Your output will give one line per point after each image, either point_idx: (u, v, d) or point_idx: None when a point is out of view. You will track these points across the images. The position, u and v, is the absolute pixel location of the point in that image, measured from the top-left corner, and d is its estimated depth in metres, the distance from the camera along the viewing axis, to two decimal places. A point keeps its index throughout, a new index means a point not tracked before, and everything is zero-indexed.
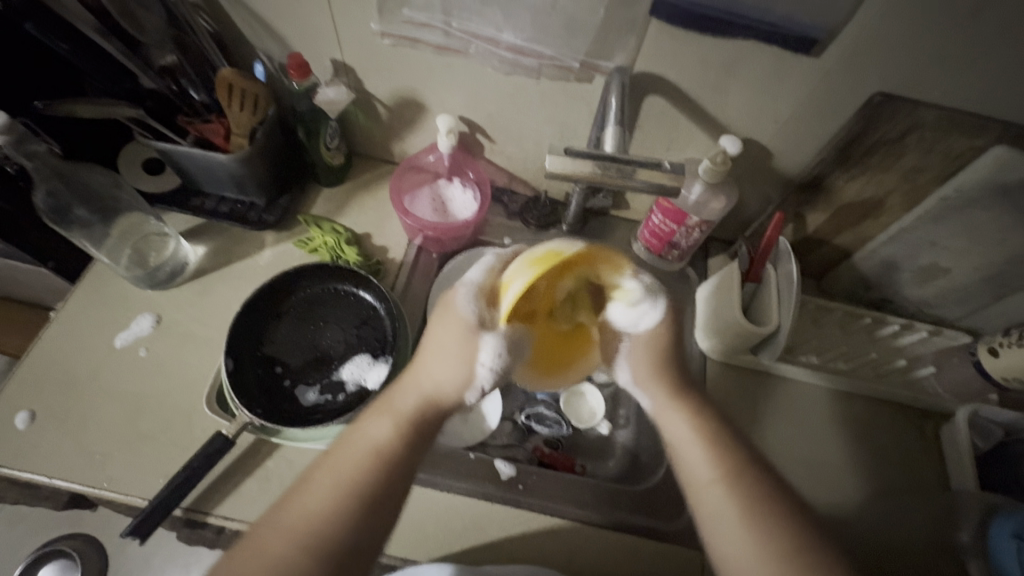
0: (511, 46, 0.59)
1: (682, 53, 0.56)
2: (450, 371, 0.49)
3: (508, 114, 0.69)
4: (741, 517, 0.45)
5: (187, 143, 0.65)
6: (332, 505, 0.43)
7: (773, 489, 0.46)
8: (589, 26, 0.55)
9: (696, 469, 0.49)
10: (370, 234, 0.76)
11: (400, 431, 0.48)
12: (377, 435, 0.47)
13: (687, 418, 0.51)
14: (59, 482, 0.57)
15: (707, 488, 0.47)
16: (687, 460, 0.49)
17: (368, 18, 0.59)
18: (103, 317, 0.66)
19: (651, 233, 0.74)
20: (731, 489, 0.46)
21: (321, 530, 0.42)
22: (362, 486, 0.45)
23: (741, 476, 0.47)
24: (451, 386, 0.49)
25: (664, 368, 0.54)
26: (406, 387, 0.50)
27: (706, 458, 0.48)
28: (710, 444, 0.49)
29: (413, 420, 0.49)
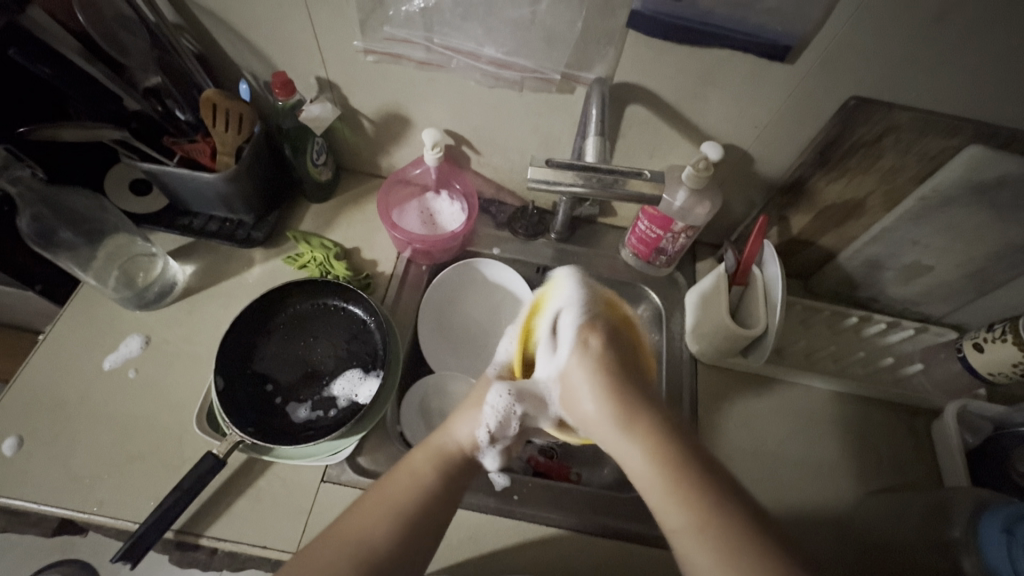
0: (492, 60, 0.60)
1: (661, 63, 0.57)
2: (465, 420, 0.54)
3: (492, 126, 0.69)
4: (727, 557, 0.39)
5: (173, 163, 0.65)
6: (379, 529, 0.45)
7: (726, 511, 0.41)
8: (568, 38, 0.56)
9: (667, 517, 0.43)
10: (359, 248, 0.76)
11: (438, 463, 0.51)
12: (417, 466, 0.50)
13: (638, 440, 0.47)
14: (48, 508, 0.56)
15: (683, 539, 0.41)
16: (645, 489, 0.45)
17: (351, 36, 0.60)
18: (92, 339, 0.66)
19: (638, 240, 0.74)
20: (706, 536, 0.40)
21: (367, 550, 0.44)
22: (406, 509, 0.47)
23: (717, 516, 0.41)
24: (465, 427, 0.53)
25: (613, 386, 0.50)
26: (445, 429, 0.54)
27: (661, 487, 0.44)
28: (678, 491, 0.43)
29: (449, 454, 0.52)
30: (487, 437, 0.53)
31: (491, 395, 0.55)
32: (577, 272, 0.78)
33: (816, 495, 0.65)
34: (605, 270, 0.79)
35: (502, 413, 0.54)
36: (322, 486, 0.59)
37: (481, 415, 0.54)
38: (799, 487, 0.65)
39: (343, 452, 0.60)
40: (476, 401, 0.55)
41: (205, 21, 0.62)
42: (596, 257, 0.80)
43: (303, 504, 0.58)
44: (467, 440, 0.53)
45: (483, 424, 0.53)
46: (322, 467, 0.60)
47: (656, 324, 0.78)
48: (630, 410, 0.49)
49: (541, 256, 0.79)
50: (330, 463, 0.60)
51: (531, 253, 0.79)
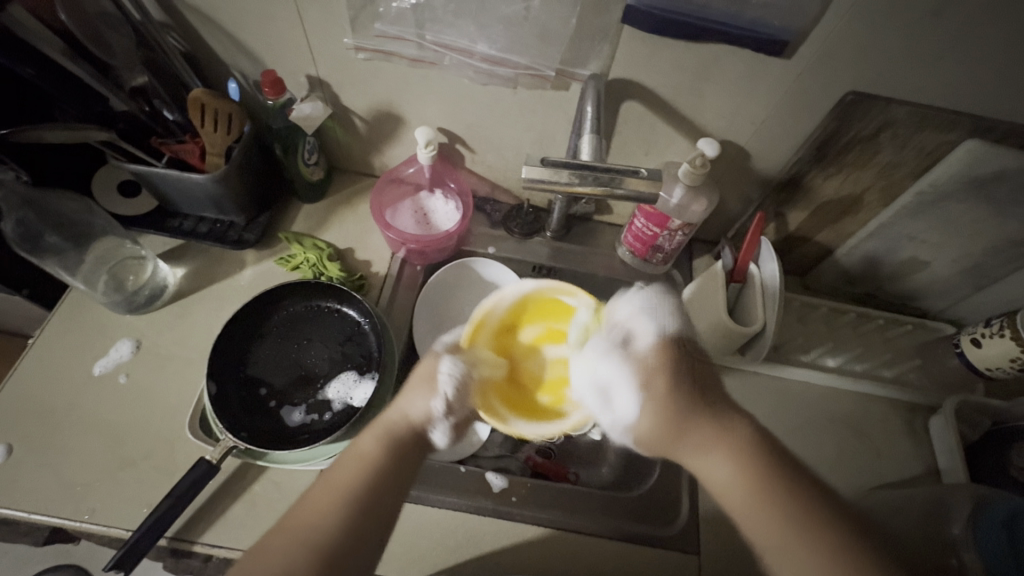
0: (485, 57, 0.59)
1: (657, 58, 0.56)
2: (416, 395, 0.51)
3: (486, 124, 0.68)
4: (827, 561, 0.41)
5: (162, 164, 0.64)
6: (326, 517, 0.44)
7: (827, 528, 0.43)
8: (562, 35, 0.55)
9: (755, 534, 0.45)
10: (353, 249, 0.75)
11: (386, 443, 0.49)
12: (364, 448, 0.48)
13: (734, 463, 0.47)
14: (39, 517, 0.55)
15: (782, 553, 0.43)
16: (739, 506, 0.46)
17: (342, 33, 0.59)
18: (81, 344, 0.64)
19: (635, 237, 0.74)
20: (803, 549, 0.42)
21: (314, 538, 0.43)
22: (352, 494, 0.45)
23: (810, 526, 0.43)
24: (417, 402, 0.50)
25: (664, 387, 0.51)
26: (391, 407, 0.51)
27: (761, 510, 0.45)
28: (762, 500, 0.45)
29: (398, 434, 0.49)
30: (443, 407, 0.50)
31: (442, 365, 0.52)
32: (574, 271, 0.78)
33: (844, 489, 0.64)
34: (602, 268, 0.78)
35: (457, 378, 0.51)
36: None
37: (434, 386, 0.51)
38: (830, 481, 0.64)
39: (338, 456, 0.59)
40: (421, 375, 0.52)
41: (192, 19, 0.61)
42: (593, 256, 0.79)
43: None
44: (420, 415, 0.50)
45: (439, 393, 0.50)
46: (317, 471, 0.60)
47: None
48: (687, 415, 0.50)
49: (538, 255, 0.78)
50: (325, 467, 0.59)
51: (526, 251, 0.78)
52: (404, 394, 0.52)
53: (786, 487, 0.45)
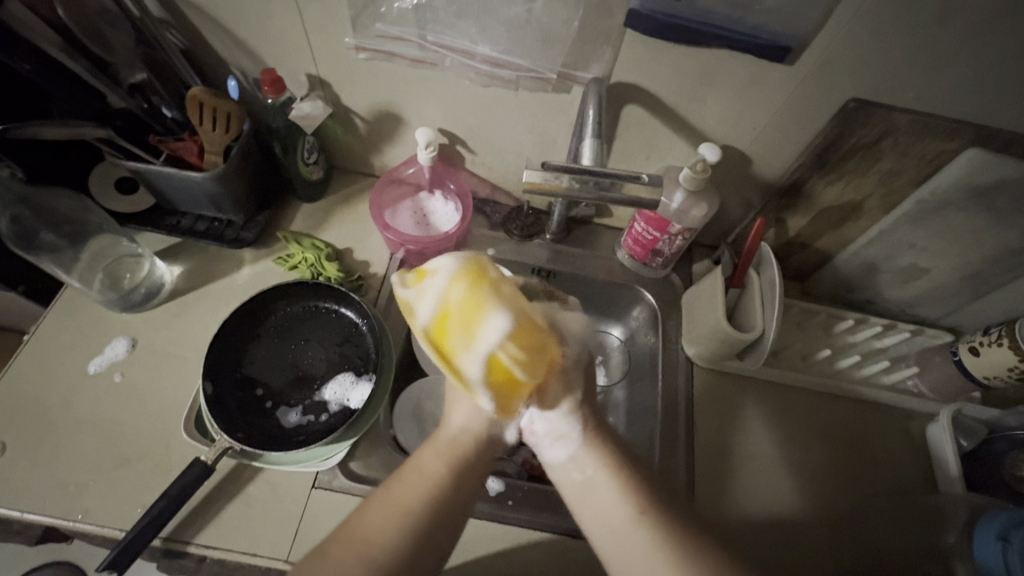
0: (487, 58, 0.58)
1: (659, 62, 0.55)
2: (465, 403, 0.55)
3: (486, 126, 0.68)
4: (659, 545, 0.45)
5: (160, 162, 0.64)
6: (392, 530, 0.44)
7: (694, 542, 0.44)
8: (564, 38, 0.54)
9: (609, 516, 0.48)
10: (352, 249, 0.75)
11: (451, 464, 0.50)
12: (429, 466, 0.50)
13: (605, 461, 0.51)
14: (31, 516, 0.55)
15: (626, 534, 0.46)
16: (602, 515, 0.48)
17: (343, 33, 0.59)
18: (75, 342, 0.64)
19: (634, 241, 0.74)
20: (657, 535, 0.45)
21: (377, 549, 0.43)
22: (417, 509, 0.46)
23: (665, 518, 0.46)
24: (466, 413, 0.54)
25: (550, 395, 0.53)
26: (448, 424, 0.54)
27: (615, 484, 0.49)
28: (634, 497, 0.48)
29: (460, 454, 0.51)
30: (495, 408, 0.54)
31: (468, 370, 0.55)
32: (572, 273, 0.78)
33: (793, 498, 0.64)
34: (600, 271, 0.78)
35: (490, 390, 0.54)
36: (314, 491, 0.59)
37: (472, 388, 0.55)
38: (768, 491, 0.64)
39: (335, 457, 0.59)
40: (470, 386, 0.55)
41: (192, 16, 0.60)
42: (591, 259, 0.79)
43: (293, 511, 0.58)
44: (476, 426, 0.53)
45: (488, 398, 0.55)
46: (313, 472, 0.59)
47: (651, 326, 0.78)
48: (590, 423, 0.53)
49: (536, 258, 0.78)
50: (321, 468, 0.59)
51: (525, 254, 0.78)
52: (460, 407, 0.55)
53: (651, 493, 0.48)
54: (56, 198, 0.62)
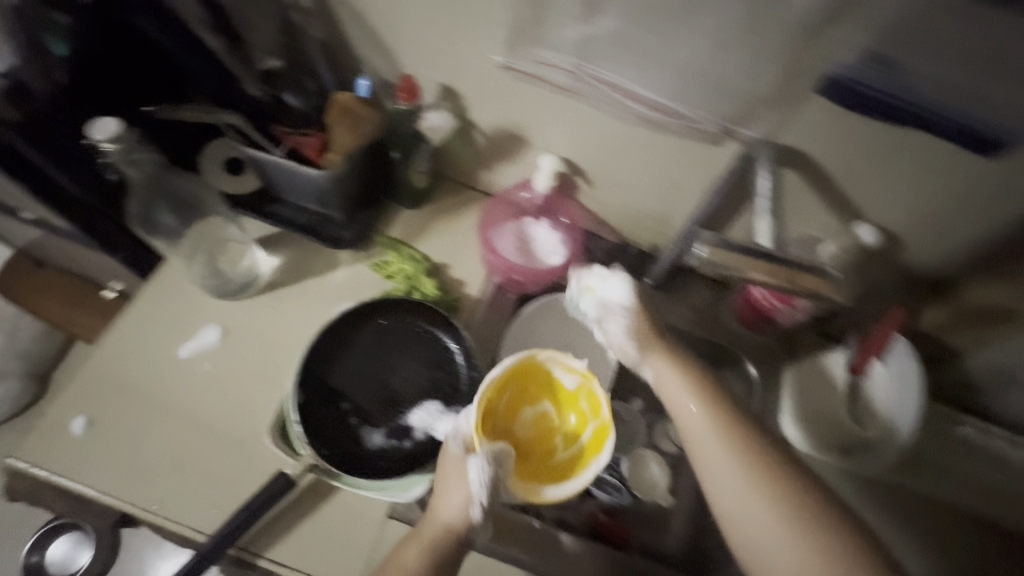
0: (644, 100, 0.53)
1: (841, 132, 0.50)
2: (453, 498, 0.49)
3: (615, 162, 0.64)
4: (772, 499, 0.43)
5: (279, 151, 0.61)
6: None
7: (851, 532, 0.41)
8: (740, 92, 0.49)
9: (725, 476, 0.45)
10: (447, 265, 0.72)
11: (428, 555, 0.47)
12: (405, 562, 0.47)
13: (703, 404, 0.50)
14: (110, 500, 0.54)
15: (748, 491, 0.44)
16: (705, 448, 0.47)
17: (492, 50, 0.55)
18: (169, 323, 0.63)
19: (748, 304, 0.70)
20: (764, 483, 0.44)
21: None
22: None
23: (773, 474, 0.44)
24: (451, 502, 0.49)
25: (671, 349, 0.55)
26: (433, 511, 0.50)
27: (721, 430, 0.47)
28: (728, 437, 0.47)
29: (441, 542, 0.48)
30: (478, 513, 0.48)
31: (472, 470, 0.49)
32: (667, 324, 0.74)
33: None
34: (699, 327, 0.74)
35: (487, 477, 0.49)
36: (389, 521, 0.56)
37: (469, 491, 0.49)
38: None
39: (415, 490, 0.56)
40: (452, 478, 0.50)
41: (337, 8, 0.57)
42: (690, 311, 0.75)
43: (367, 538, 0.56)
44: (456, 520, 0.48)
45: (474, 500, 0.48)
46: (390, 502, 0.57)
47: None
48: (696, 377, 0.52)
49: None
50: (399, 499, 0.57)
51: None
52: (445, 497, 0.50)
53: (733, 412, 0.49)
54: (179, 181, 0.64)
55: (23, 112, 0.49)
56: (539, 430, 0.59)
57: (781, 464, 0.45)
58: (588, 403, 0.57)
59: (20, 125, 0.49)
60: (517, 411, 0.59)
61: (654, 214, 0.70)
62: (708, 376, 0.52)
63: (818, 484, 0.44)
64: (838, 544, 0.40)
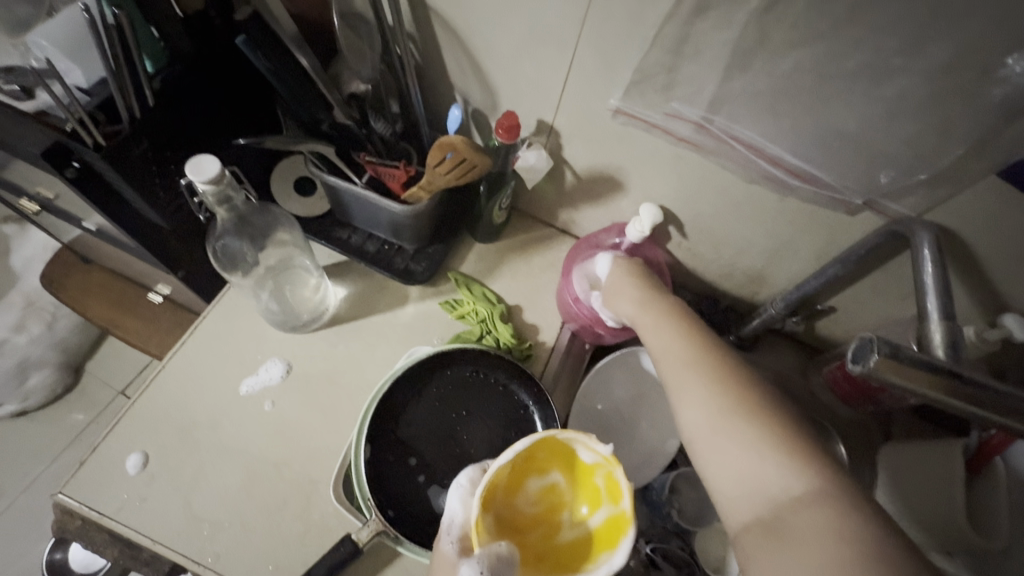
0: (776, 162, 0.48)
1: (1007, 218, 0.44)
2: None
3: (720, 217, 0.59)
4: (725, 422, 0.41)
5: (362, 182, 0.58)
6: None
7: (789, 447, 0.39)
8: (897, 166, 0.44)
9: (689, 415, 0.44)
10: (521, 308, 0.67)
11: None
12: None
13: (690, 354, 0.48)
14: (163, 550, 0.50)
15: (712, 429, 0.42)
16: (684, 396, 0.45)
17: (609, 93, 0.50)
18: (232, 354, 0.59)
19: (845, 376, 0.64)
20: (739, 420, 0.41)
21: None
22: None
23: (762, 420, 0.40)
24: None
25: (666, 304, 0.55)
26: None
27: (707, 380, 0.45)
28: (707, 375, 0.45)
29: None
30: None
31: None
32: None
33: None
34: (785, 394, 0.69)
35: None
36: None
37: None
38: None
39: None
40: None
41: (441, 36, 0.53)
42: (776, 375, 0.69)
43: None
44: None
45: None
46: None
47: None
48: (676, 320, 0.52)
49: None
50: None
51: None
52: None
53: (717, 361, 0.46)
54: (265, 219, 0.57)
55: (105, 135, 0.45)
56: (546, 504, 0.46)
57: (755, 400, 0.42)
58: (606, 486, 0.44)
59: (102, 149, 0.45)
60: (523, 483, 0.46)
61: (751, 272, 0.65)
62: (712, 338, 0.49)
63: (754, 428, 0.40)
64: (793, 478, 0.37)
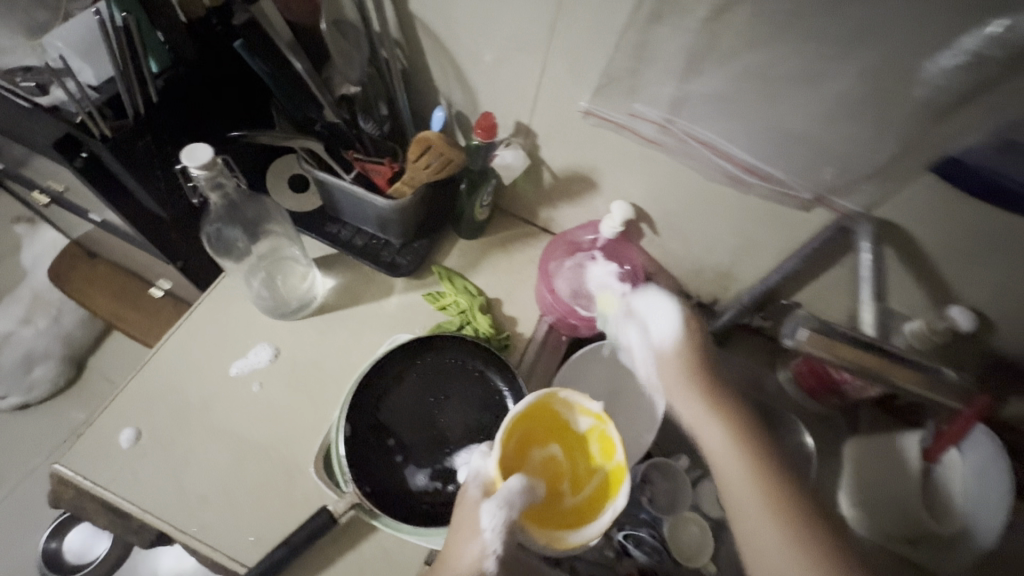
0: (741, 163, 0.50)
1: (947, 213, 0.47)
2: (465, 550, 0.44)
3: (688, 215, 0.62)
4: (772, 514, 0.43)
5: (349, 178, 0.61)
6: None
7: (844, 559, 0.41)
8: (848, 165, 0.46)
9: (741, 502, 0.45)
10: (501, 301, 0.71)
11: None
12: None
13: (729, 437, 0.49)
14: (150, 520, 0.53)
15: (757, 519, 0.44)
16: (727, 483, 0.47)
17: (580, 95, 0.54)
18: (224, 338, 0.62)
19: (811, 369, 0.66)
20: (780, 520, 0.43)
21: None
22: None
23: (813, 528, 0.42)
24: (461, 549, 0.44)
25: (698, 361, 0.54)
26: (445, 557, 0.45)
27: (747, 467, 0.46)
28: (757, 466, 0.46)
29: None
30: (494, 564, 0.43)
31: (484, 517, 0.43)
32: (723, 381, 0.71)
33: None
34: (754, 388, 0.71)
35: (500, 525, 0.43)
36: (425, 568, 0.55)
37: (479, 539, 0.43)
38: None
39: None
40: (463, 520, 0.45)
41: (425, 41, 0.57)
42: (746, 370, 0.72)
43: None
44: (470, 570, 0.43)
45: (490, 551, 0.43)
46: (427, 548, 0.55)
47: None
48: (713, 387, 0.52)
49: None
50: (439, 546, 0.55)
51: None
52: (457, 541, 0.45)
53: (755, 446, 0.48)
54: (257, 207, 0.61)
55: (111, 127, 0.49)
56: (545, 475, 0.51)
57: (795, 502, 0.44)
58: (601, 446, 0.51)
59: (108, 140, 0.48)
60: (527, 452, 0.50)
61: (720, 268, 0.67)
62: (751, 418, 0.51)
63: (803, 526, 0.42)
64: None
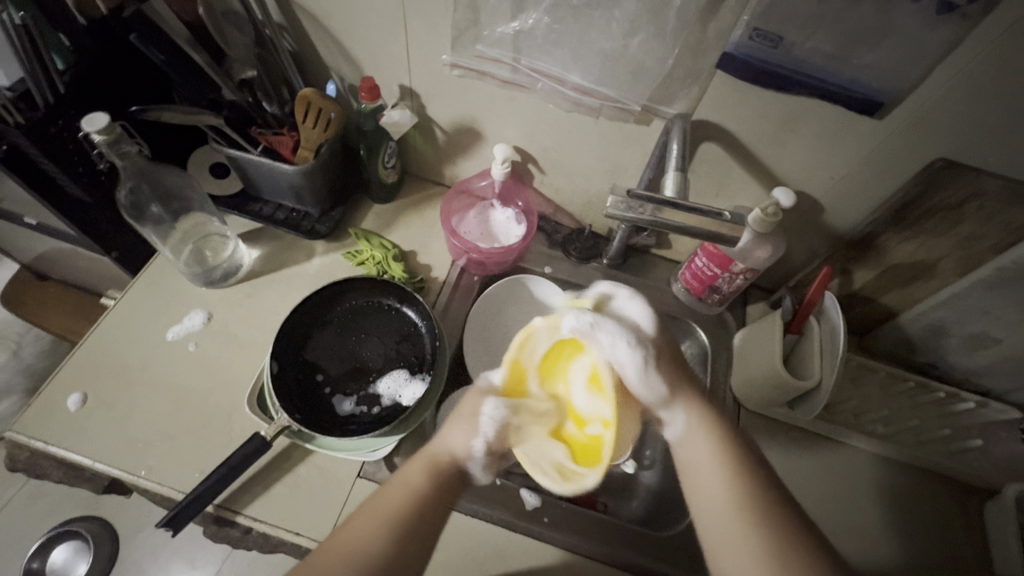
0: (577, 87, 0.60)
1: (746, 104, 0.56)
2: (459, 433, 0.52)
3: (561, 149, 0.70)
4: (744, 527, 0.44)
5: (256, 151, 0.68)
6: (375, 537, 0.45)
7: (798, 538, 0.42)
8: (655, 73, 0.56)
9: (715, 514, 0.46)
10: (416, 252, 0.78)
11: (433, 475, 0.50)
12: (411, 478, 0.49)
13: (714, 447, 0.50)
14: (100, 467, 0.58)
15: (729, 537, 0.45)
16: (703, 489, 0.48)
17: (441, 50, 0.62)
18: (159, 309, 0.69)
19: (693, 275, 0.74)
20: (753, 524, 0.44)
21: (366, 556, 0.44)
22: (398, 520, 0.46)
23: (781, 527, 0.43)
24: (459, 437, 0.52)
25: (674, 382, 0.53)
26: (444, 440, 0.52)
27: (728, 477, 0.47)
28: (736, 481, 0.47)
29: (443, 466, 0.51)
30: (482, 446, 0.50)
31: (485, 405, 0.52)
32: None
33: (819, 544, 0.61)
34: (653, 301, 0.79)
35: (499, 423, 0.51)
36: (357, 481, 0.61)
37: (476, 425, 0.51)
38: None
39: (381, 450, 0.61)
40: (468, 414, 0.53)
41: (306, 23, 0.65)
42: (645, 287, 0.80)
43: (337, 497, 0.60)
44: (462, 449, 0.51)
45: (479, 432, 0.51)
46: (360, 462, 0.62)
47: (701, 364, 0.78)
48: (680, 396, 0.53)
49: (591, 281, 0.80)
50: (367, 458, 0.62)
51: (580, 276, 0.80)
52: (461, 431, 0.52)
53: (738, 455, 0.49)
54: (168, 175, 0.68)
55: (25, 116, 0.55)
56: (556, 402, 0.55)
57: (767, 505, 0.45)
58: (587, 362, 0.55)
59: (23, 127, 0.55)
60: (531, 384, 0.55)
61: (604, 195, 0.76)
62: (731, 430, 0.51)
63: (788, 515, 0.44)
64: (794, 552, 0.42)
